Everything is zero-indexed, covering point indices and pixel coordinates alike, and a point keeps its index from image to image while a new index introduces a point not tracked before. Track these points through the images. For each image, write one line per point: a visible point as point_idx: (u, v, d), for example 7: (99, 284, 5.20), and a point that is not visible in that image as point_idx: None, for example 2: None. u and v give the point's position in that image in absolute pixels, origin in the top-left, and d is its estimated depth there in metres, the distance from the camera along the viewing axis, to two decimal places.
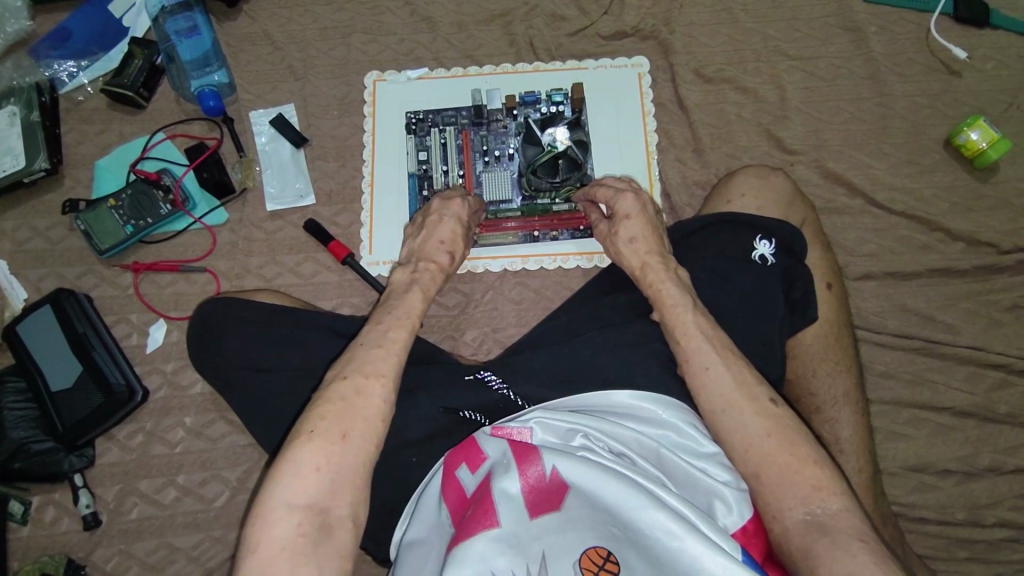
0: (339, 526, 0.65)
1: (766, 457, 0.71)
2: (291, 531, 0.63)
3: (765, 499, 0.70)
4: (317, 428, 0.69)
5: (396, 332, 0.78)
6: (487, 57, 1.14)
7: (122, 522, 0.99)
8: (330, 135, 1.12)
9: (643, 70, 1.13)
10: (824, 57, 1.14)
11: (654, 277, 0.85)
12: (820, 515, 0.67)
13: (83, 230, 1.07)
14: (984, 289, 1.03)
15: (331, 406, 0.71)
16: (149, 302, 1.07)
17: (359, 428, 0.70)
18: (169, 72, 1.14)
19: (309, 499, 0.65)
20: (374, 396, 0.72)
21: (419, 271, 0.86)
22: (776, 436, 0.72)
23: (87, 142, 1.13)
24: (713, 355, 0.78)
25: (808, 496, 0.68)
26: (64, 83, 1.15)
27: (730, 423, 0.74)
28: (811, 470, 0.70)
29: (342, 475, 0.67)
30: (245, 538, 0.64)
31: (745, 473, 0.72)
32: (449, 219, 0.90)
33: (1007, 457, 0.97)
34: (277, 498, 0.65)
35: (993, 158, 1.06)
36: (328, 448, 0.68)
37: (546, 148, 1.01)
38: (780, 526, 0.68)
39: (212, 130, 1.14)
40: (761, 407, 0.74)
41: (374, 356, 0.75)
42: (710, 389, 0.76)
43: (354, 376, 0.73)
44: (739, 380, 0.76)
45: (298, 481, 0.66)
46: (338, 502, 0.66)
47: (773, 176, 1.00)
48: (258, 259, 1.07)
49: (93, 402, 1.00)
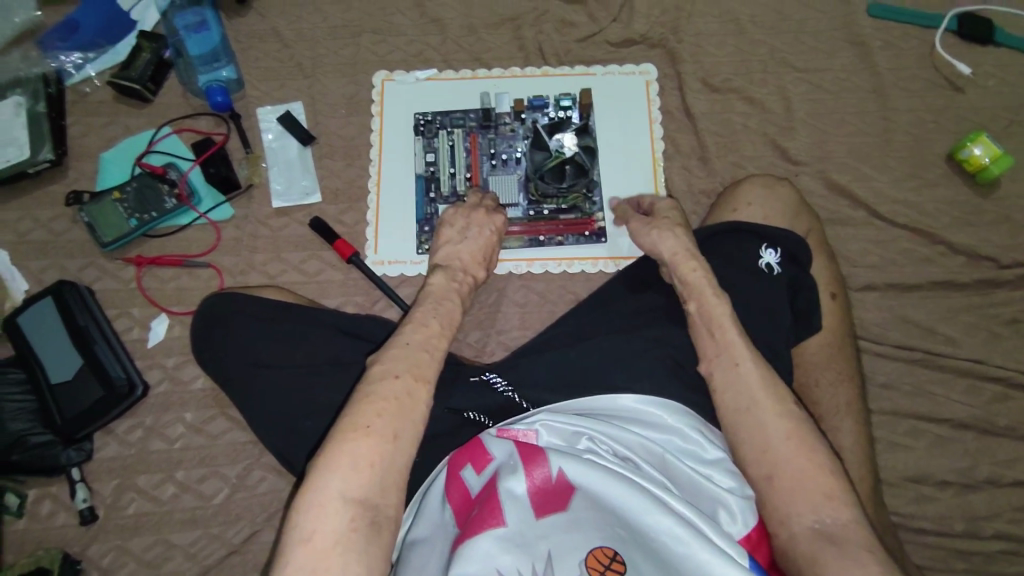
0: (387, 525, 0.65)
1: (783, 461, 0.72)
2: (344, 525, 0.63)
3: (774, 502, 0.70)
4: (372, 423, 0.68)
5: (439, 339, 0.79)
6: (496, 60, 1.15)
7: (119, 518, 0.98)
8: (338, 134, 1.12)
9: (651, 77, 1.14)
10: (829, 70, 1.15)
11: (694, 267, 0.86)
12: (828, 524, 0.68)
13: (87, 222, 1.06)
14: (985, 303, 1.04)
15: (385, 403, 0.70)
16: (151, 296, 1.06)
17: (409, 429, 0.70)
18: (177, 66, 1.15)
19: (362, 495, 0.65)
20: (423, 399, 0.72)
21: (458, 280, 0.87)
22: (796, 439, 0.73)
23: (93, 135, 1.13)
24: (746, 354, 0.79)
25: (819, 503, 0.69)
26: (71, 74, 1.14)
27: (753, 421, 0.75)
28: (824, 478, 0.70)
29: (393, 473, 0.67)
30: (294, 527, 0.63)
31: (760, 473, 0.72)
32: (490, 232, 0.93)
33: (1003, 468, 0.98)
34: (332, 489, 0.65)
35: (994, 173, 1.07)
36: (381, 445, 0.67)
37: (554, 153, 1.01)
38: (789, 531, 0.69)
39: (219, 126, 1.13)
40: (783, 408, 0.75)
41: (421, 358, 0.75)
42: (738, 387, 0.77)
43: (405, 377, 0.73)
44: (765, 380, 0.77)
45: (352, 475, 0.65)
46: (388, 500, 0.66)
47: (779, 186, 1.01)
48: (263, 257, 1.07)
49: (92, 395, 0.99)
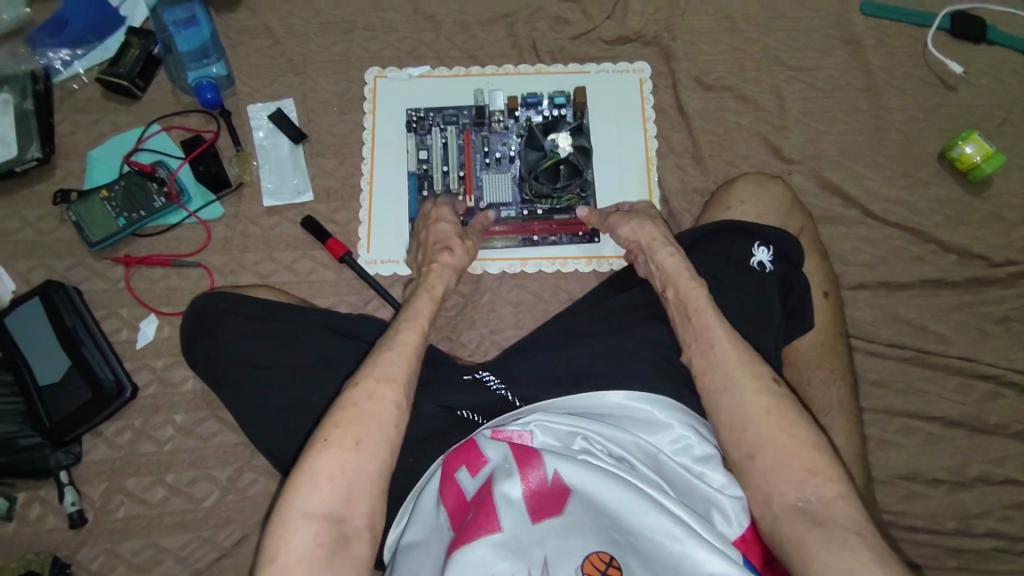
0: (355, 536, 0.64)
1: (763, 438, 0.71)
2: (309, 541, 0.63)
3: (755, 480, 0.70)
4: (332, 435, 0.68)
5: (404, 336, 0.77)
6: (489, 58, 1.14)
7: (108, 521, 0.97)
8: (330, 132, 1.11)
9: (645, 75, 1.14)
10: (822, 69, 1.15)
11: (663, 254, 0.87)
12: (812, 502, 0.67)
13: (74, 221, 1.04)
14: (976, 301, 1.05)
15: (344, 413, 0.69)
16: (140, 296, 1.05)
17: (375, 434, 0.69)
18: (166, 63, 1.13)
19: (325, 508, 0.64)
20: (386, 400, 0.71)
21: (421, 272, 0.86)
22: (775, 415, 0.73)
23: (80, 133, 1.11)
24: (721, 334, 0.79)
25: (802, 480, 0.69)
26: (59, 71, 1.13)
27: (732, 400, 0.74)
28: (807, 453, 0.70)
29: (358, 482, 0.66)
30: (264, 548, 0.64)
31: (741, 453, 0.72)
32: (445, 220, 0.92)
33: (995, 466, 0.98)
34: (297, 506, 0.64)
35: (986, 172, 1.07)
36: (342, 455, 0.67)
37: (549, 153, 1.00)
38: (773, 512, 0.68)
39: (209, 123, 1.12)
40: (761, 384, 0.75)
41: (386, 359, 0.74)
42: (715, 367, 0.77)
43: (366, 381, 0.72)
44: (742, 356, 0.77)
45: (315, 490, 0.65)
46: (354, 511, 0.65)
47: (772, 184, 1.01)
48: (254, 256, 1.06)
49: (81, 397, 0.98)
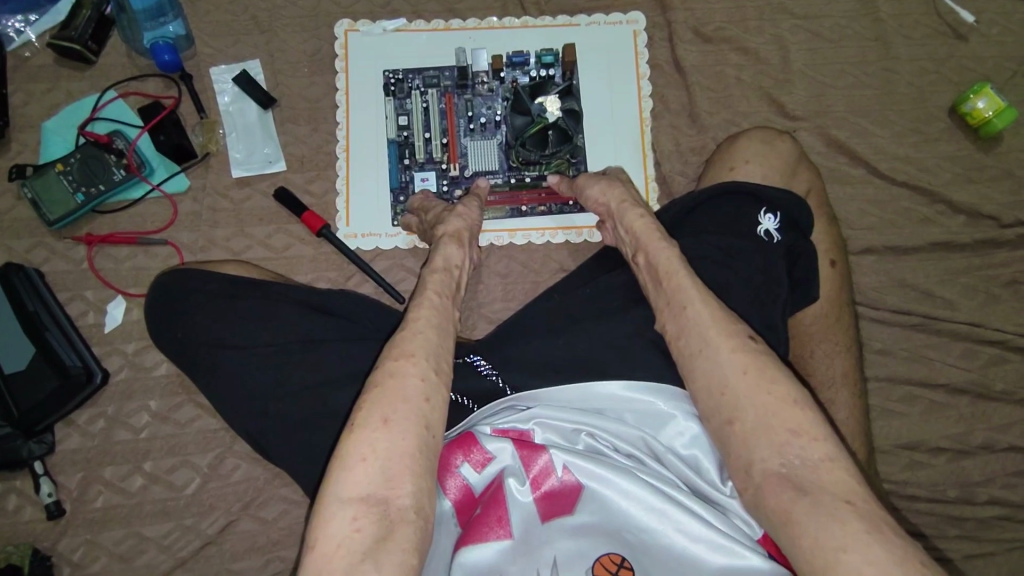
0: (401, 518, 0.58)
1: (743, 399, 0.65)
2: (348, 528, 0.57)
3: (735, 447, 0.64)
4: (358, 418, 0.63)
5: (419, 309, 0.72)
6: (470, 11, 1.06)
7: (87, 511, 0.93)
8: (302, 95, 1.03)
9: (639, 27, 1.06)
10: (829, 17, 1.07)
11: (630, 219, 0.82)
12: (796, 467, 0.60)
13: (30, 198, 0.97)
14: (984, 264, 1.00)
15: (368, 394, 0.65)
16: (105, 277, 0.99)
17: (401, 410, 0.63)
18: (120, 23, 1.03)
19: (362, 492, 0.59)
20: (410, 375, 0.65)
21: (447, 241, 0.81)
22: (754, 372, 0.66)
23: (34, 103, 1.03)
24: (694, 294, 0.72)
25: (785, 442, 0.62)
26: (11, 40, 1.03)
27: (706, 364, 0.68)
28: (790, 412, 0.63)
29: (393, 461, 0.60)
30: (303, 541, 0.58)
31: (722, 418, 0.65)
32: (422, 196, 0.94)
33: (1000, 434, 0.96)
34: (330, 494, 0.59)
35: (998, 127, 1.02)
36: (371, 436, 0.61)
37: (536, 118, 0.93)
38: (753, 481, 0.61)
39: (169, 88, 1.04)
40: (737, 342, 0.68)
41: (403, 336, 0.69)
42: (690, 330, 0.70)
43: (387, 360, 0.67)
44: (716, 317, 0.70)
45: (348, 474, 0.60)
46: (397, 491, 0.59)
47: (779, 141, 0.94)
48: (225, 231, 0.99)
49: (49, 385, 0.93)
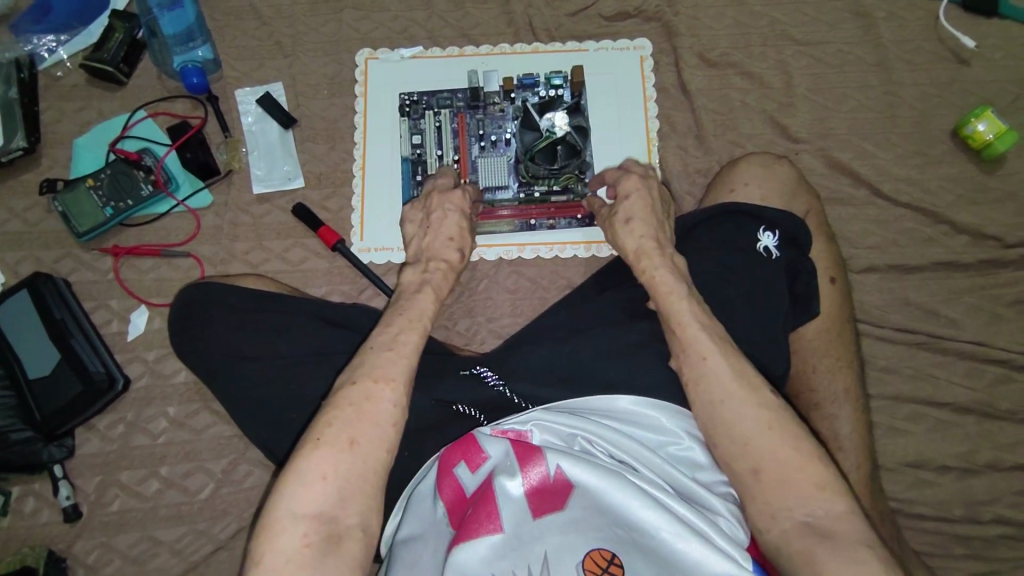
0: (349, 535, 0.62)
1: (767, 451, 0.67)
2: (297, 542, 0.60)
3: (761, 497, 0.66)
4: (324, 434, 0.65)
5: (407, 335, 0.74)
6: (483, 37, 1.10)
7: (103, 514, 0.96)
8: (321, 116, 1.08)
9: (646, 52, 1.10)
10: (831, 43, 1.11)
11: (647, 264, 0.81)
12: (820, 517, 0.64)
13: (60, 212, 1.02)
14: (989, 284, 1.01)
15: (339, 413, 0.67)
16: (130, 287, 1.03)
17: (370, 435, 0.66)
18: (151, 47, 1.09)
19: (316, 508, 0.62)
20: (385, 400, 0.68)
21: (430, 271, 0.81)
22: (777, 428, 0.68)
23: (66, 119, 1.08)
24: (711, 346, 0.74)
25: (809, 496, 0.65)
26: (43, 58, 1.10)
27: (730, 413, 0.70)
28: (812, 467, 0.66)
29: (352, 482, 0.64)
30: (251, 549, 0.61)
31: (745, 468, 0.68)
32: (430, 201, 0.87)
33: (1008, 454, 0.96)
34: (283, 506, 0.62)
35: (1000, 150, 1.04)
36: (338, 456, 0.64)
37: (545, 134, 0.97)
38: (779, 526, 0.64)
39: (195, 109, 1.09)
40: (759, 396, 0.71)
41: (386, 359, 0.71)
42: (708, 380, 0.72)
43: (364, 380, 0.69)
44: (737, 369, 0.72)
45: (304, 489, 0.62)
46: (349, 511, 0.63)
47: (777, 165, 0.97)
48: (245, 244, 1.03)
49: (70, 391, 0.97)
